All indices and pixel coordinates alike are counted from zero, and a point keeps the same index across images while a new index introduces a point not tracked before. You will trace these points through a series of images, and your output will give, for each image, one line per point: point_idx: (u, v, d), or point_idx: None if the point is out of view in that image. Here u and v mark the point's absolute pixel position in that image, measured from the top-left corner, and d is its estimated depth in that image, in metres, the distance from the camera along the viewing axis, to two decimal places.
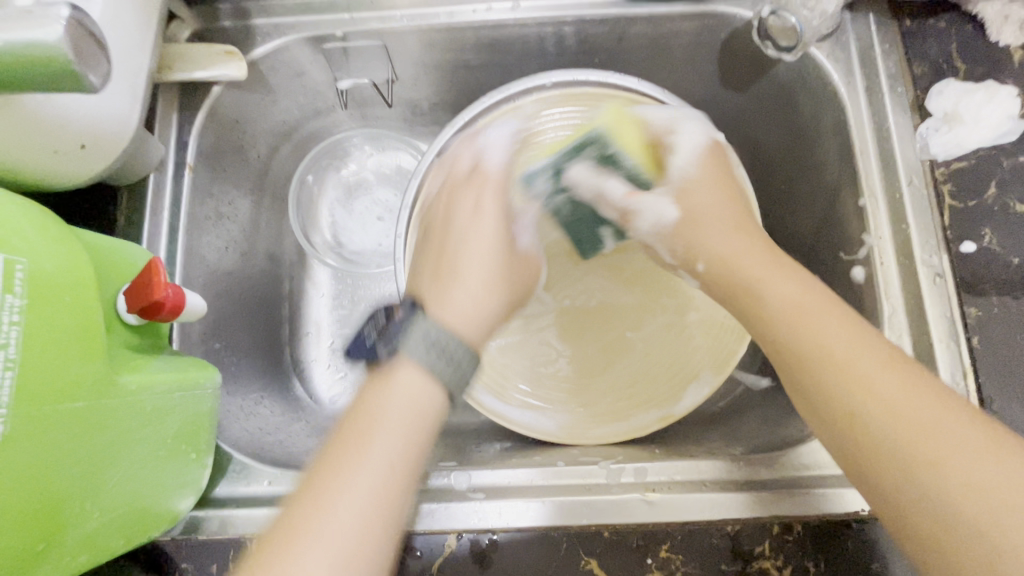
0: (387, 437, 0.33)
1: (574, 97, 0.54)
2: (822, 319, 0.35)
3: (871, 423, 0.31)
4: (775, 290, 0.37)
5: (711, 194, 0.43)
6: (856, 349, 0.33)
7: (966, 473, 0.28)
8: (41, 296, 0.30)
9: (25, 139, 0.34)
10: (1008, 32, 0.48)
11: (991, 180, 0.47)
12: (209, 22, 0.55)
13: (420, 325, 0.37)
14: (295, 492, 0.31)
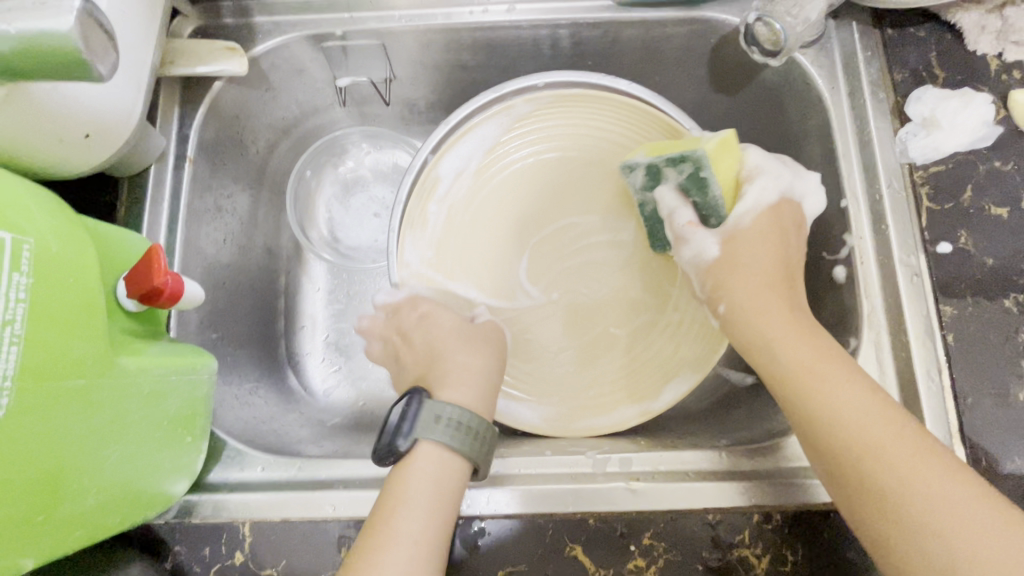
0: (430, 467, 0.42)
1: (564, 97, 0.56)
2: (829, 376, 0.40)
3: (875, 472, 0.36)
4: (789, 345, 0.42)
5: (756, 256, 0.45)
6: (868, 409, 0.38)
7: (959, 525, 0.33)
8: (47, 274, 0.29)
9: (35, 130, 0.35)
10: (984, 42, 0.50)
11: (967, 184, 0.48)
12: (212, 18, 0.56)
13: (427, 408, 0.44)
14: (369, 527, 0.40)
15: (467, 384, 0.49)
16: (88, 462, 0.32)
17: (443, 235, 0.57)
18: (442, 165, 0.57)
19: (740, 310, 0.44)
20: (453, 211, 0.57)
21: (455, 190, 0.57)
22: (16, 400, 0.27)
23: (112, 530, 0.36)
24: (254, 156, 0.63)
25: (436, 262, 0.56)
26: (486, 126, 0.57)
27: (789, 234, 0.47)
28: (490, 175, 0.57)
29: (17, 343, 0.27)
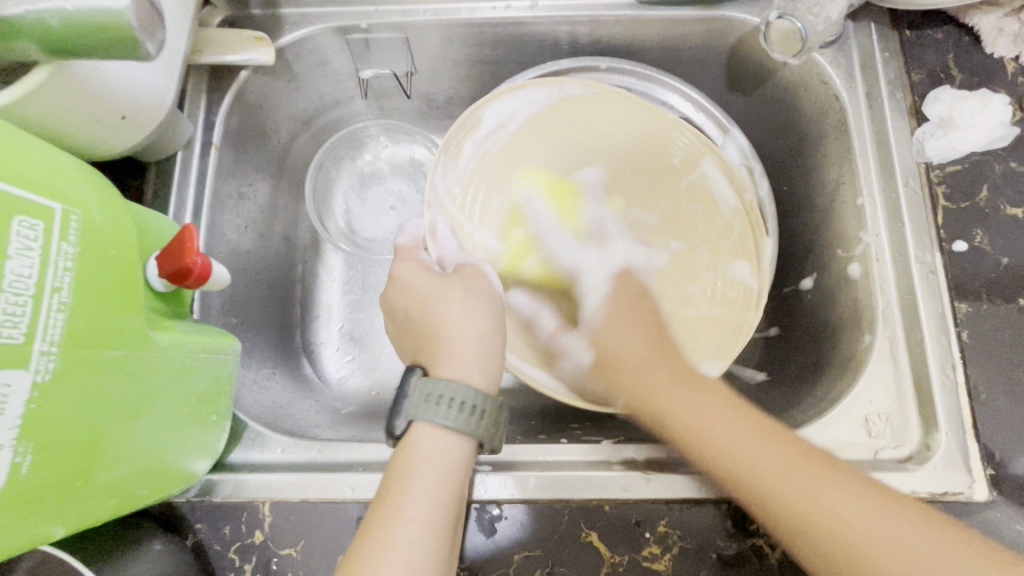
0: (435, 446, 0.39)
1: (610, 91, 0.56)
2: (719, 424, 0.40)
3: (789, 513, 0.35)
4: (671, 399, 0.42)
5: (618, 314, 0.48)
6: (761, 444, 0.38)
7: (891, 545, 0.32)
8: (91, 246, 0.29)
9: (77, 109, 0.36)
10: (1001, 45, 0.51)
11: (982, 184, 0.49)
12: (240, 9, 0.57)
13: (420, 388, 0.41)
14: (373, 509, 0.37)
15: (473, 359, 0.44)
16: (123, 432, 0.33)
17: (475, 174, 0.56)
18: (491, 109, 0.56)
19: (631, 365, 0.45)
20: (490, 154, 0.56)
21: (496, 138, 0.56)
22: (62, 366, 0.28)
23: (140, 501, 0.36)
24: (276, 145, 0.64)
25: (462, 200, 0.55)
26: (536, 91, 0.56)
27: (644, 310, 0.49)
28: (531, 136, 0.56)
29: (63, 310, 0.27)
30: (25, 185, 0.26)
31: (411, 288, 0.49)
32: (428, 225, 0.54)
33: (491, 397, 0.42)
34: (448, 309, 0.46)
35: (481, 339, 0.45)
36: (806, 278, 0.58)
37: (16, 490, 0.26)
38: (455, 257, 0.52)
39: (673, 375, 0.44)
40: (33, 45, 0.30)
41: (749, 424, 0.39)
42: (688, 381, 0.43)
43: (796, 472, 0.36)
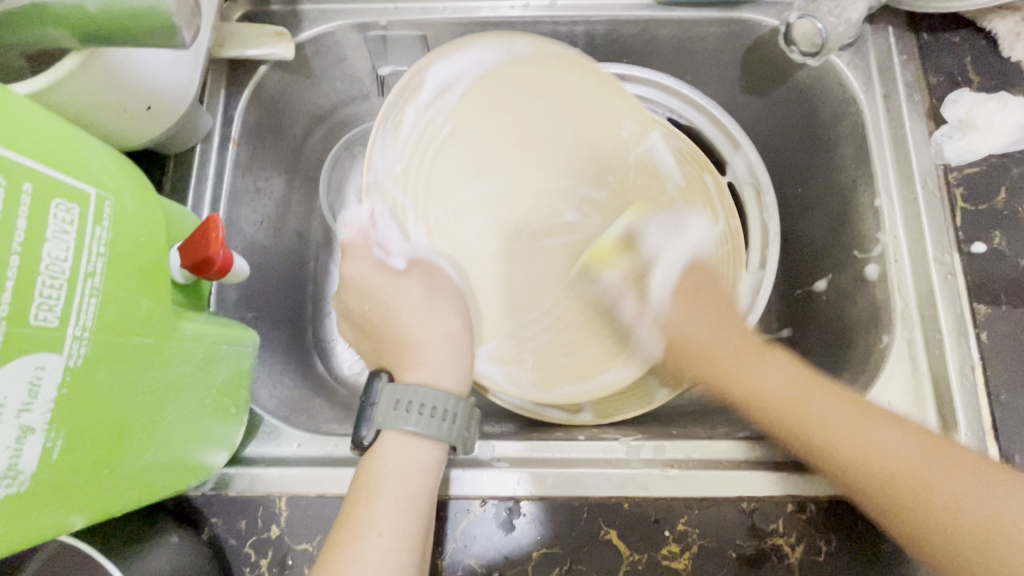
0: (399, 452, 0.40)
1: (558, 55, 0.53)
2: (770, 373, 0.43)
3: (919, 517, 0.36)
4: (776, 402, 0.42)
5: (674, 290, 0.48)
6: (876, 438, 0.38)
7: (939, 473, 0.36)
8: (122, 232, 0.29)
9: (106, 98, 0.36)
10: (1019, 49, 0.51)
11: (1001, 186, 0.49)
12: (260, 4, 0.57)
13: (385, 397, 0.42)
14: (344, 512, 0.39)
15: (442, 360, 0.45)
16: (148, 420, 0.32)
17: (415, 150, 0.51)
18: (433, 71, 0.51)
19: (719, 359, 0.45)
20: (433, 123, 0.51)
21: (438, 106, 0.51)
22: (93, 350, 0.27)
23: (161, 492, 0.36)
24: (291, 140, 0.64)
25: (403, 179, 0.50)
26: (482, 51, 0.52)
27: (709, 297, 0.48)
28: (479, 102, 0.52)
29: (96, 295, 0.27)
30: (63, 168, 0.26)
31: (368, 293, 0.47)
32: (369, 211, 0.49)
33: (460, 400, 0.42)
34: (413, 312, 0.46)
35: (448, 341, 0.46)
36: (819, 280, 0.58)
37: (46, 476, 0.26)
38: (404, 250, 0.49)
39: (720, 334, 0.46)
40: (67, 32, 0.30)
41: (791, 373, 0.43)
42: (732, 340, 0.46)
43: (843, 411, 0.40)
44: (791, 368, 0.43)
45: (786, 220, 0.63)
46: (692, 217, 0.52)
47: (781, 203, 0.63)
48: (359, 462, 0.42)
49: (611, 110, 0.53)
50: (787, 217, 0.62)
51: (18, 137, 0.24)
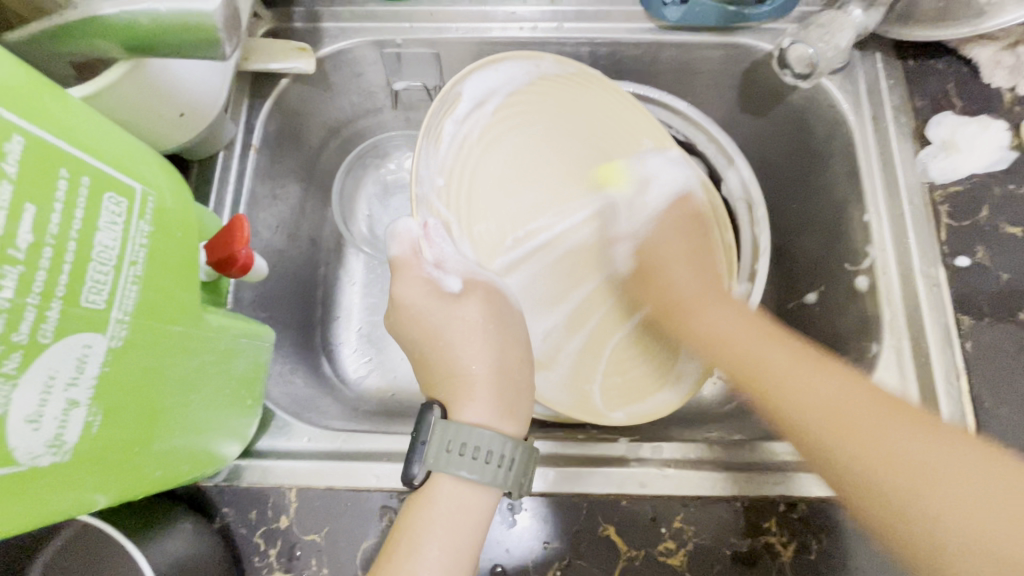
0: (455, 491, 0.41)
1: (574, 75, 0.54)
2: (743, 341, 0.46)
3: (872, 479, 0.35)
4: (796, 375, 0.42)
5: (676, 262, 0.54)
6: (855, 403, 0.39)
7: (929, 464, 0.34)
8: (162, 226, 0.32)
9: (145, 103, 0.38)
10: (999, 76, 0.54)
11: (983, 204, 0.52)
12: (284, 21, 0.61)
13: (438, 436, 0.41)
14: (395, 540, 0.40)
15: (499, 398, 0.45)
16: (176, 405, 0.34)
17: (456, 161, 0.48)
18: (467, 84, 0.49)
19: (686, 299, 0.51)
20: (472, 137, 0.49)
21: (475, 118, 0.50)
22: (131, 333, 0.30)
23: (181, 476, 0.38)
24: (307, 149, 0.67)
25: (449, 193, 0.47)
26: (516, 66, 0.52)
27: (695, 222, 0.55)
28: (516, 114, 0.51)
29: (137, 282, 0.30)
30: (115, 164, 0.29)
31: (422, 318, 0.47)
32: (422, 223, 0.46)
33: (514, 444, 0.42)
34: (467, 345, 0.46)
35: (499, 376, 0.45)
36: (810, 293, 0.61)
37: (86, 448, 0.28)
38: (460, 266, 0.47)
39: (741, 313, 0.49)
40: (118, 43, 0.32)
41: (760, 335, 0.46)
42: (710, 295, 0.51)
43: (819, 383, 0.41)
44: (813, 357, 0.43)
45: (779, 234, 0.66)
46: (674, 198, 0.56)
47: (776, 218, 0.66)
48: (412, 492, 0.42)
49: (632, 130, 0.56)
50: (781, 231, 0.65)
51: (78, 136, 0.27)
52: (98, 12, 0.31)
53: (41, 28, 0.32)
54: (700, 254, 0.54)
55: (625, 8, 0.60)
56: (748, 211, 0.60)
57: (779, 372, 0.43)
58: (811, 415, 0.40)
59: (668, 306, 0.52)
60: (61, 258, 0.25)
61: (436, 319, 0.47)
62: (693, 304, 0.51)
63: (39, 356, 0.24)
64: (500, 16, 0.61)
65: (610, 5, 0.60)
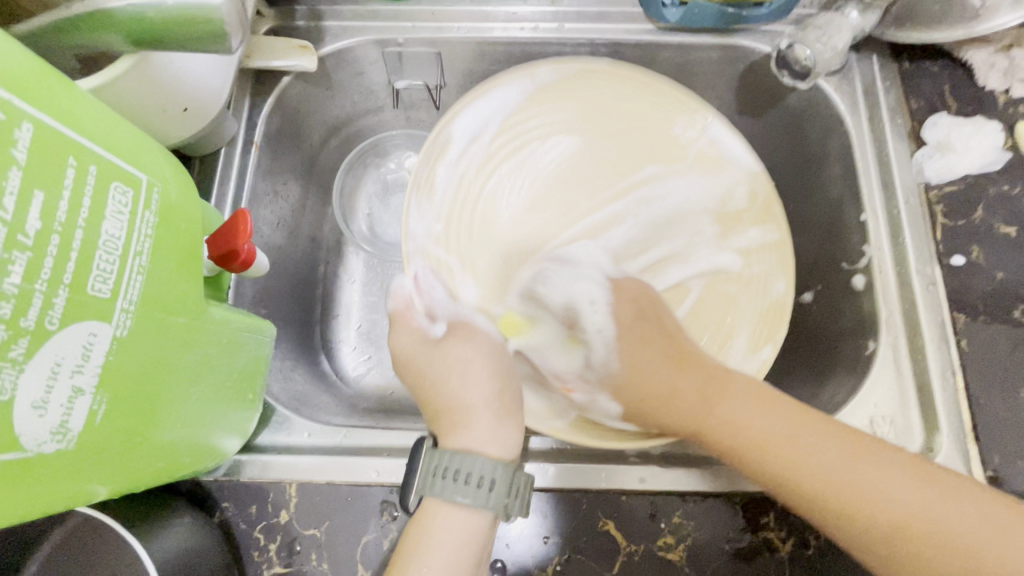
0: (445, 522, 0.39)
1: (580, 75, 0.56)
2: (754, 419, 0.41)
3: (825, 499, 0.37)
4: (684, 393, 0.43)
5: (627, 354, 0.46)
6: (809, 430, 0.40)
7: (942, 522, 0.36)
8: (166, 218, 0.32)
9: (148, 98, 0.39)
10: (993, 78, 0.55)
11: (978, 204, 0.52)
12: (286, 20, 0.61)
13: (428, 464, 0.40)
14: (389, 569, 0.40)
15: (488, 424, 0.42)
16: (179, 395, 0.35)
17: (451, 205, 0.55)
18: (456, 124, 0.54)
19: (684, 404, 0.43)
20: (467, 178, 0.55)
21: (468, 153, 0.55)
22: (136, 323, 0.30)
23: (182, 467, 0.38)
24: (308, 148, 0.68)
25: (444, 236, 0.54)
26: (507, 90, 0.55)
27: (650, 309, 0.48)
28: (511, 141, 0.56)
29: (141, 273, 0.30)
30: (122, 155, 0.29)
31: (414, 366, 0.46)
32: (414, 279, 0.51)
33: (503, 466, 0.40)
34: (455, 376, 0.44)
35: (495, 403, 0.44)
36: (806, 293, 0.61)
37: (90, 436, 0.28)
38: (447, 311, 0.50)
39: (667, 358, 0.45)
40: (124, 36, 0.33)
41: (751, 401, 0.42)
42: (649, 363, 0.45)
43: (817, 445, 0.39)
44: (698, 364, 0.45)
45: None
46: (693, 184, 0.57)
47: None
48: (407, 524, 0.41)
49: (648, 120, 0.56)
50: (778, 231, 0.66)
51: (88, 126, 0.27)
52: (107, 7, 0.31)
53: (48, 22, 0.32)
54: (645, 313, 0.48)
55: (625, 9, 0.61)
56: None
57: (813, 462, 0.38)
58: (843, 496, 0.37)
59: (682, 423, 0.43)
60: (69, 246, 0.25)
61: (433, 355, 0.46)
62: (662, 394, 0.44)
63: (46, 343, 0.24)
64: (501, 16, 0.61)
65: (610, 7, 0.61)
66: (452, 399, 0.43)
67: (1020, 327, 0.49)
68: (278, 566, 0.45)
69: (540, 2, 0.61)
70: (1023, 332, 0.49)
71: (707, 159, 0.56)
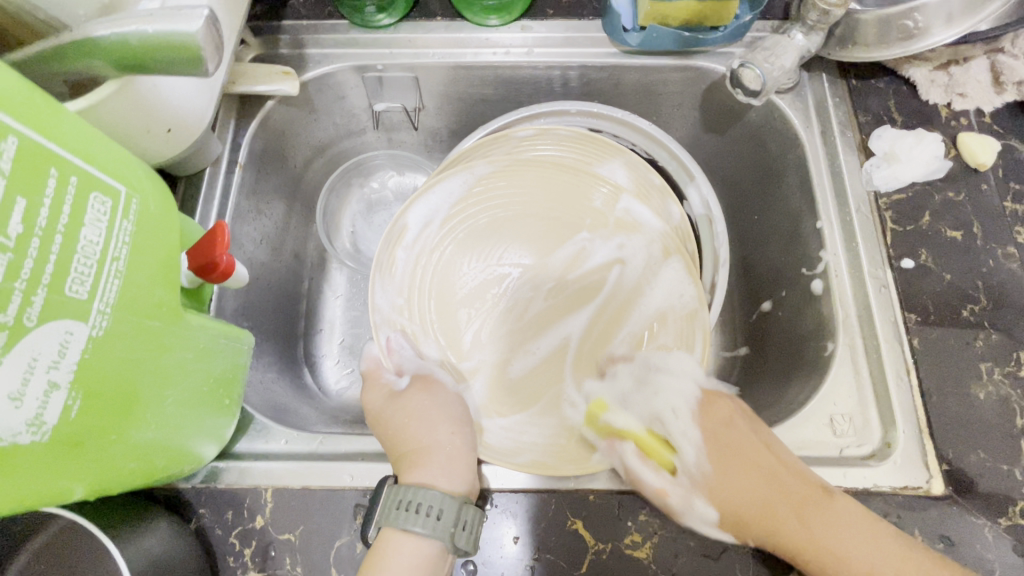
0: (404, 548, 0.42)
1: (519, 160, 0.59)
2: (836, 524, 0.44)
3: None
4: (781, 514, 0.45)
5: (723, 471, 0.48)
6: (870, 541, 0.43)
7: None
8: (143, 227, 0.34)
9: (134, 120, 0.41)
10: (935, 93, 0.59)
11: (925, 211, 0.55)
12: (270, 48, 0.64)
13: (385, 497, 0.43)
14: None
15: (439, 464, 0.47)
16: (154, 397, 0.36)
17: (412, 279, 0.57)
18: (410, 214, 0.57)
19: (785, 526, 0.45)
20: (422, 257, 0.57)
21: (423, 239, 0.57)
22: (111, 324, 0.32)
23: (157, 471, 0.39)
24: (292, 168, 0.71)
25: (406, 308, 0.56)
26: (452, 181, 0.58)
27: (757, 453, 0.48)
28: (461, 221, 0.58)
29: (118, 277, 0.32)
30: (102, 167, 0.31)
31: (383, 421, 0.51)
32: (384, 343, 0.55)
33: (453, 498, 0.43)
34: (413, 423, 0.50)
35: (451, 444, 0.48)
36: (765, 302, 0.65)
37: (66, 431, 0.30)
38: (414, 365, 0.55)
39: (750, 479, 0.47)
40: (107, 60, 0.35)
41: (801, 485, 0.46)
42: (768, 491, 0.47)
43: (875, 554, 0.42)
44: (773, 460, 0.48)
45: (743, 245, 0.69)
46: (636, 210, 0.59)
47: (739, 230, 0.70)
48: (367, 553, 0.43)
49: (582, 178, 0.59)
50: (743, 242, 0.69)
51: (72, 142, 0.30)
52: (92, 34, 0.34)
53: (39, 49, 0.35)
54: (763, 460, 0.48)
55: (591, 34, 0.64)
56: (708, 223, 0.62)
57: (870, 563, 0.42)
58: None
59: (740, 503, 0.46)
60: (48, 251, 0.27)
61: (396, 412, 0.51)
62: (753, 510, 0.46)
63: (23, 338, 0.26)
64: (473, 41, 0.64)
65: (576, 32, 0.64)
66: (411, 442, 0.49)
67: (969, 327, 0.51)
68: (253, 571, 0.45)
69: (511, 29, 0.64)
70: (973, 331, 0.51)
71: (624, 224, 0.59)
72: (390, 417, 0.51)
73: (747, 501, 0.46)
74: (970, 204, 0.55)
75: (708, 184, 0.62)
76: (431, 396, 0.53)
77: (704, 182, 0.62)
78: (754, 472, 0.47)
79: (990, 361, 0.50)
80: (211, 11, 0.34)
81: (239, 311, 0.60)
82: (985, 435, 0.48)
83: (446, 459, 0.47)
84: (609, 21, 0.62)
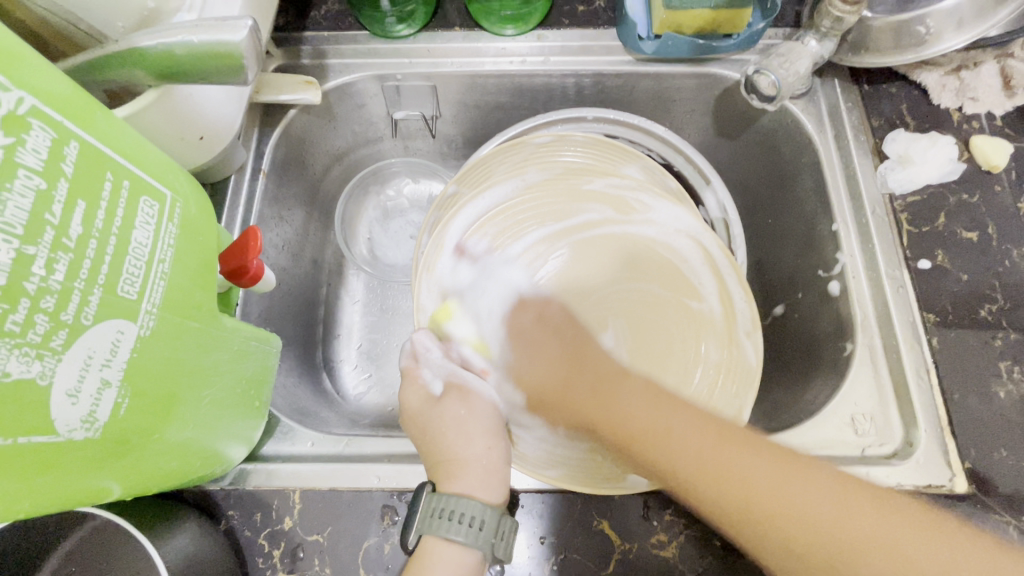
0: (447, 557, 0.41)
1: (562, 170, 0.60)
2: (635, 412, 0.44)
3: (785, 524, 0.36)
4: (577, 391, 0.48)
5: (526, 356, 0.52)
6: (664, 422, 0.43)
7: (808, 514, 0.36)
8: (186, 230, 0.35)
9: (172, 127, 0.42)
10: (946, 97, 0.60)
11: (940, 212, 0.56)
12: (291, 58, 0.66)
13: (426, 505, 0.43)
14: None
15: (476, 476, 0.46)
16: (193, 398, 0.37)
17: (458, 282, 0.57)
18: (460, 217, 0.57)
19: (579, 401, 0.48)
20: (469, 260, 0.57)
21: (471, 243, 0.58)
22: (157, 324, 0.32)
23: (192, 472, 0.40)
24: (312, 175, 0.72)
25: None
26: (500, 187, 0.59)
27: (562, 333, 0.53)
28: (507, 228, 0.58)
29: (163, 279, 0.33)
30: (149, 172, 0.33)
31: (420, 422, 0.50)
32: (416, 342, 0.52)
33: (495, 509, 0.43)
34: (450, 433, 0.48)
35: (487, 458, 0.47)
36: (778, 306, 0.66)
37: (115, 428, 0.30)
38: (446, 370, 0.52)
39: (552, 364, 0.51)
40: (150, 70, 0.36)
41: (595, 372, 0.49)
42: (571, 374, 0.49)
43: (678, 438, 0.41)
44: (575, 351, 0.51)
45: (757, 248, 0.70)
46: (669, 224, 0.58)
47: (753, 234, 0.71)
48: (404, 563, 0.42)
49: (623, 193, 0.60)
50: (757, 246, 0.70)
51: (123, 146, 0.31)
52: (138, 45, 0.35)
53: (81, 61, 0.36)
54: (569, 345, 0.52)
55: (607, 43, 0.65)
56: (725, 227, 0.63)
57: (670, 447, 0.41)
58: (706, 467, 0.39)
59: (544, 389, 0.50)
60: (104, 250, 0.28)
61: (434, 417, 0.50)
62: (553, 392, 0.50)
63: (81, 336, 0.27)
64: (490, 51, 0.66)
65: (591, 41, 0.65)
66: (446, 452, 0.47)
67: (987, 327, 0.52)
68: (282, 572, 0.46)
69: (528, 38, 0.66)
70: (990, 330, 0.51)
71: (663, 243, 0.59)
72: (427, 422, 0.50)
73: (545, 381, 0.50)
74: (985, 206, 0.56)
75: (724, 189, 0.63)
76: (469, 406, 0.50)
77: (720, 186, 0.64)
78: (560, 359, 0.51)
79: (1009, 360, 0.50)
80: (255, 22, 0.35)
81: (263, 316, 0.61)
82: (1007, 435, 0.48)
83: (482, 474, 0.46)
84: (623, 30, 0.63)
